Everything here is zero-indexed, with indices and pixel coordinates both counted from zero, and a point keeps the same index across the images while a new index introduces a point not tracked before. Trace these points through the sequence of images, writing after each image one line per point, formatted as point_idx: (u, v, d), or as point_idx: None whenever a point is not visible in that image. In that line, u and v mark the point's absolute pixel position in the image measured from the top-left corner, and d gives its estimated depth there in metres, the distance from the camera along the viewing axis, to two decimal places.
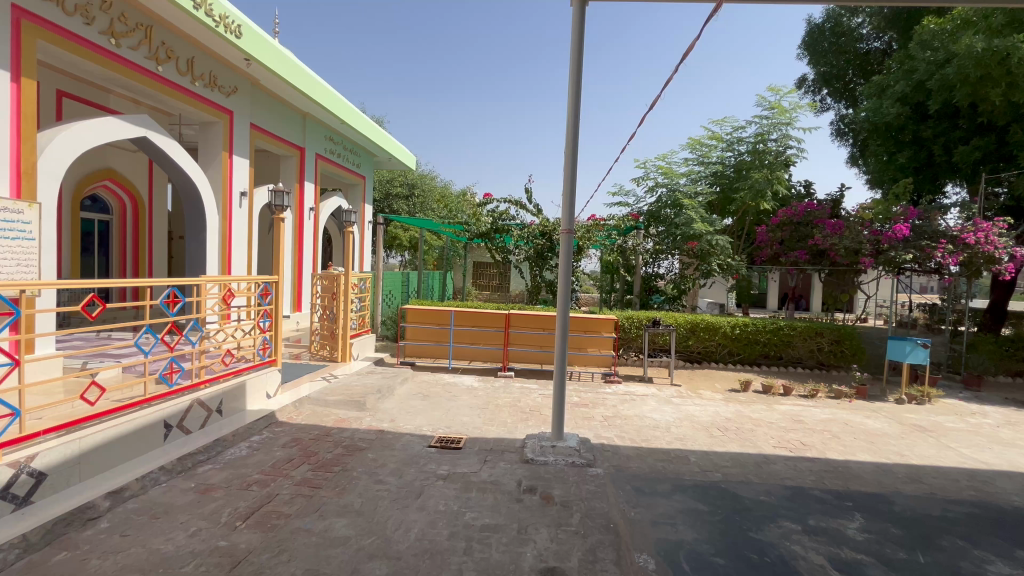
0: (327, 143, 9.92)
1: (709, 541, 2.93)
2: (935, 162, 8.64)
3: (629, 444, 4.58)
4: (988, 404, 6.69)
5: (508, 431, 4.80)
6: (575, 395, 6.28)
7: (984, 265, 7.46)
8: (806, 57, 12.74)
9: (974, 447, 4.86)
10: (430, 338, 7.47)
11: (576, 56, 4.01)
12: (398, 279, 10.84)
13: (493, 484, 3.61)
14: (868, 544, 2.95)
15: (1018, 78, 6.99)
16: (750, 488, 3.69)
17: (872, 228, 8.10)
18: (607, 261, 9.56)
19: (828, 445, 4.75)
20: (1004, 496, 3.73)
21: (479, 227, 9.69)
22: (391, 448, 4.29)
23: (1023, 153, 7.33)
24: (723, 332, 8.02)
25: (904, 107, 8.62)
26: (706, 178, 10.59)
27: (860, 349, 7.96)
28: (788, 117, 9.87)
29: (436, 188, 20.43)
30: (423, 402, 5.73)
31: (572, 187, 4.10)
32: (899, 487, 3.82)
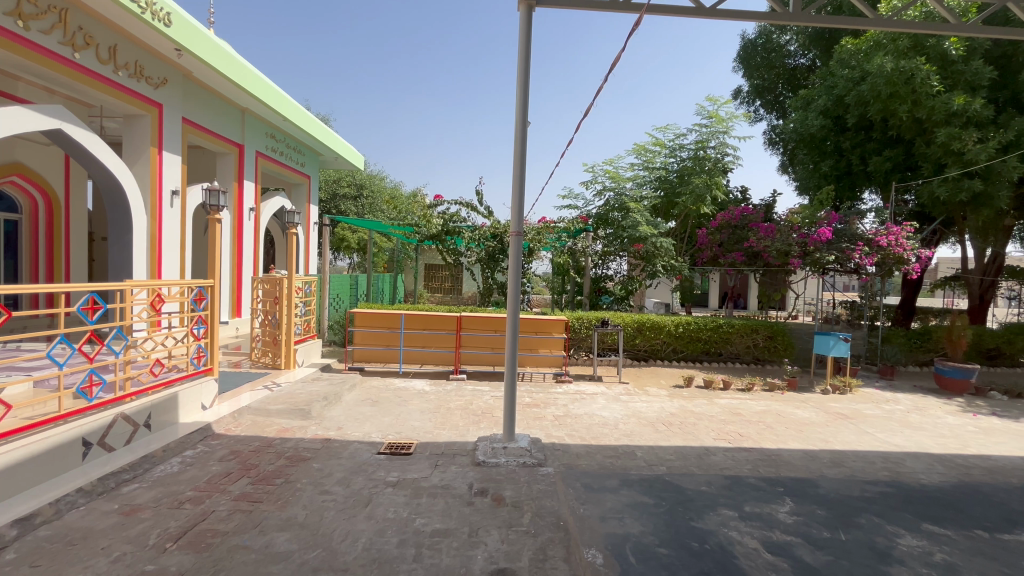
0: (268, 140, 9.47)
1: (654, 533, 3.04)
2: (854, 170, 9.42)
3: (579, 442, 4.67)
4: (899, 392, 7.35)
5: (460, 435, 4.77)
6: (527, 396, 6.34)
7: (895, 265, 8.23)
8: (741, 70, 13.50)
9: (888, 432, 5.33)
10: (379, 343, 7.30)
11: (523, 61, 4.06)
12: (347, 281, 10.53)
13: (443, 488, 3.58)
14: (797, 526, 3.17)
15: (921, 96, 7.68)
16: (692, 479, 3.86)
17: (800, 231, 8.70)
18: (558, 263, 9.67)
19: (762, 435, 5.05)
20: (913, 475, 4.12)
21: (429, 229, 9.58)
22: (337, 456, 4.16)
23: (926, 164, 8.07)
24: (667, 330, 8.35)
25: (826, 120, 9.40)
26: (650, 182, 10.92)
27: (791, 344, 8.53)
28: (725, 126, 10.45)
29: (386, 189, 20.02)
30: (372, 408, 5.58)
31: (522, 189, 4.13)
32: (824, 471, 4.13)
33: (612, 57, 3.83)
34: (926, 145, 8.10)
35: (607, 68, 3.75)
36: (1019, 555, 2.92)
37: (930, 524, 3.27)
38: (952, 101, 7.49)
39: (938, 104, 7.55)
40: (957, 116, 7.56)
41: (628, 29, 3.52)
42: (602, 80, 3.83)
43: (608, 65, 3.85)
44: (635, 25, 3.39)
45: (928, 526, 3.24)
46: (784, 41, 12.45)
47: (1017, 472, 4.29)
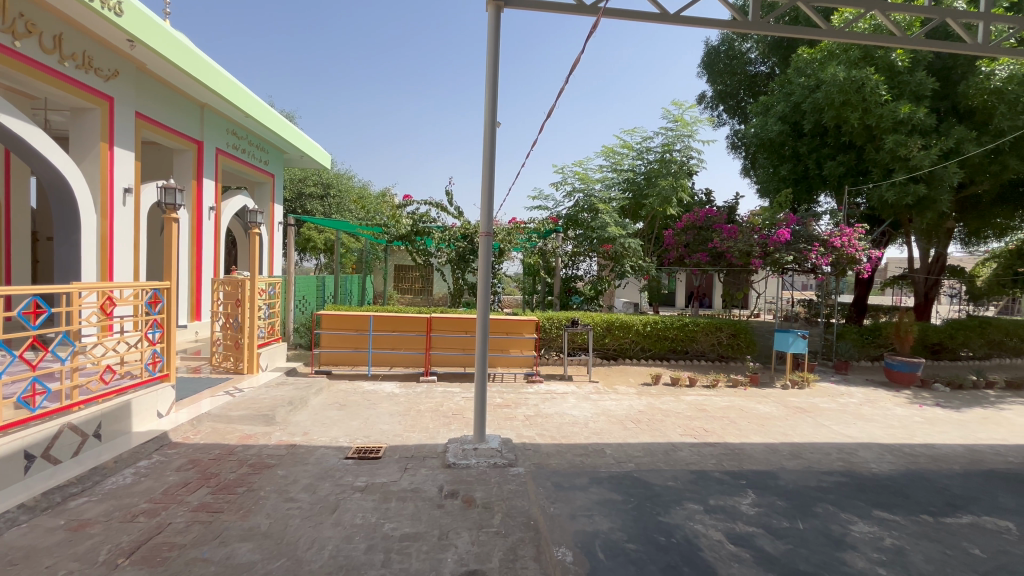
0: (229, 137, 9.14)
1: (622, 528, 3.09)
2: (810, 174, 9.83)
3: (550, 441, 4.70)
4: (853, 386, 7.72)
5: (430, 437, 4.72)
6: (498, 397, 6.33)
7: (848, 265, 8.63)
8: (704, 75, 13.89)
9: (843, 423, 5.59)
10: (347, 345, 7.15)
11: (492, 61, 4.06)
12: (313, 282, 10.27)
13: (413, 492, 3.53)
14: (758, 517, 3.28)
15: (870, 105, 8.08)
16: (659, 475, 3.95)
17: (761, 233, 9.02)
18: (529, 264, 9.72)
19: (726, 430, 5.20)
20: (865, 465, 4.33)
21: (398, 229, 9.47)
22: (303, 462, 4.05)
23: (876, 169, 8.49)
24: (636, 329, 8.49)
25: (784, 126, 9.80)
26: (619, 184, 11.09)
27: (753, 341, 8.82)
28: (690, 130, 10.73)
29: (353, 188, 19.64)
30: (340, 412, 5.46)
31: (491, 190, 4.13)
32: (784, 463, 4.29)
33: (573, 60, 3.87)
34: (875, 151, 8.52)
35: (568, 70, 3.79)
36: (960, 537, 3.11)
37: (880, 511, 3.44)
38: (898, 110, 7.93)
39: (886, 112, 7.97)
40: (903, 124, 8.00)
41: (588, 34, 3.57)
42: (564, 82, 3.87)
43: (569, 67, 3.89)
44: (597, 29, 3.45)
45: (879, 513, 3.41)
46: (745, 49, 12.89)
47: (958, 459, 4.57)
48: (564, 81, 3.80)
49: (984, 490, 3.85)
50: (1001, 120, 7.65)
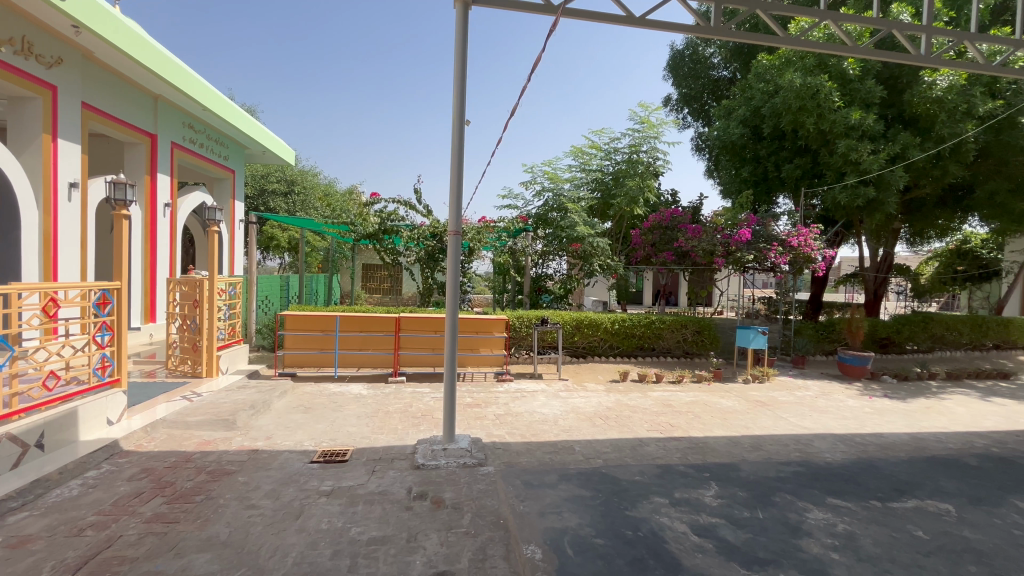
0: (186, 130, 8.76)
1: (591, 524, 3.12)
2: (769, 177, 10.21)
3: (520, 439, 4.71)
4: (809, 379, 8.07)
5: (399, 439, 4.65)
6: (468, 396, 6.30)
7: (805, 264, 8.99)
8: (670, 79, 14.22)
9: (799, 416, 5.83)
10: (313, 346, 6.99)
11: (461, 60, 4.03)
12: (277, 282, 9.96)
13: (381, 495, 3.48)
14: (721, 508, 3.38)
15: (824, 110, 8.45)
16: (627, 470, 4.02)
17: (723, 233, 9.32)
18: (499, 263, 9.73)
19: (691, 424, 5.35)
20: (820, 455, 4.53)
21: (365, 228, 9.29)
22: (266, 468, 3.92)
23: (830, 172, 8.88)
24: (604, 327, 8.61)
25: (745, 129, 10.14)
26: (588, 184, 11.21)
27: (716, 338, 9.08)
28: (656, 131, 10.95)
29: (319, 185, 19.18)
30: (304, 416, 5.31)
31: (460, 188, 4.09)
32: (745, 455, 4.44)
33: (535, 57, 3.89)
34: (829, 155, 8.91)
35: (531, 69, 3.81)
36: (905, 520, 3.29)
37: (833, 498, 3.61)
38: (849, 116, 8.31)
39: (839, 118, 8.35)
40: (854, 130, 8.38)
41: (548, 33, 3.60)
42: (527, 81, 3.88)
43: (531, 66, 3.91)
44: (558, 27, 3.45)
45: (832, 500, 3.57)
46: (708, 54, 13.27)
47: (904, 447, 4.84)
48: (527, 78, 3.81)
49: (927, 475, 4.09)
50: (942, 127, 8.11)
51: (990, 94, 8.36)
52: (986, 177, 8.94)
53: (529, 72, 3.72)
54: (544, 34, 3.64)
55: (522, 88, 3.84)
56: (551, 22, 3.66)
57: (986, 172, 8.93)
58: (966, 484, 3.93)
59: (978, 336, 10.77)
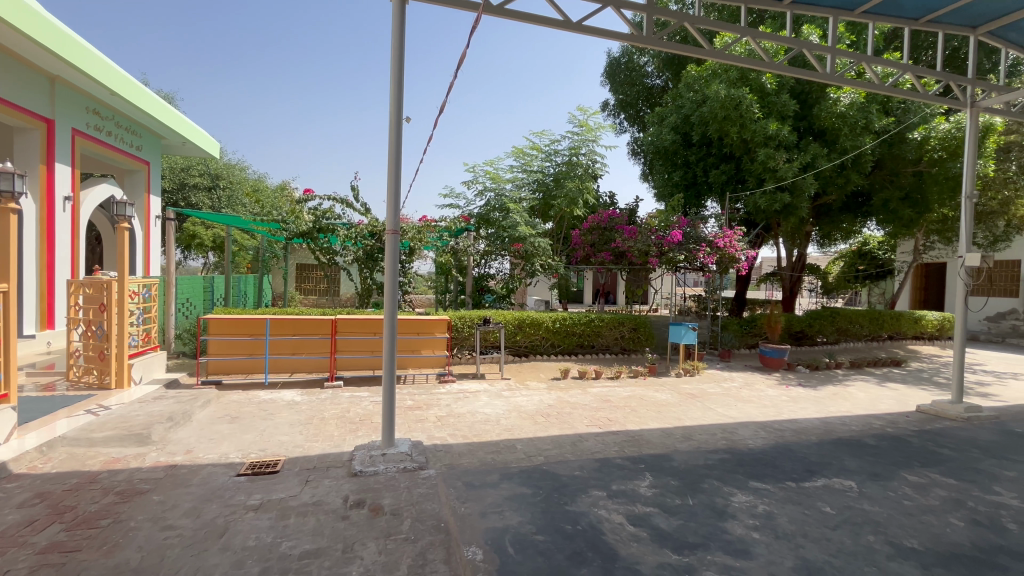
0: (90, 117, 7.92)
1: (531, 522, 3.15)
2: (698, 182, 10.81)
3: (461, 440, 4.68)
4: (735, 372, 8.63)
5: (335, 446, 4.47)
6: (408, 399, 6.17)
7: (730, 263, 9.47)
8: (607, 85, 14.73)
9: (726, 406, 6.22)
10: (240, 351, 6.57)
11: (397, 55, 3.93)
12: (200, 283, 9.24)
13: (315, 505, 3.32)
14: (655, 498, 3.53)
15: (746, 121, 9.10)
16: (567, 465, 4.10)
17: (657, 233, 9.74)
18: (440, 263, 9.58)
19: (628, 418, 5.55)
20: (743, 442, 4.85)
21: (298, 226, 8.86)
22: (186, 485, 3.62)
23: (752, 178, 9.54)
24: (546, 326, 8.75)
25: (676, 136, 10.66)
26: (529, 185, 11.34)
27: (651, 334, 9.48)
28: (594, 135, 11.27)
29: (248, 180, 18.03)
30: (231, 426, 4.96)
31: (397, 187, 4.00)
32: (677, 445, 4.68)
33: (464, 54, 3.87)
34: (750, 162, 9.59)
35: (463, 64, 3.76)
36: (816, 498, 3.60)
37: (755, 482, 3.87)
38: (768, 127, 8.99)
39: (758, 128, 9.02)
40: (771, 139, 9.07)
41: (477, 28, 3.58)
42: (458, 76, 3.83)
43: (462, 61, 3.86)
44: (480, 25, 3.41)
45: (754, 483, 3.84)
46: (642, 63, 13.84)
47: (815, 430, 5.30)
48: (452, 73, 3.77)
49: (834, 456, 4.50)
50: (845, 139, 8.95)
51: (883, 111, 9.36)
52: (881, 186, 9.98)
53: (459, 66, 3.68)
54: (467, 30, 3.63)
55: (449, 82, 3.79)
56: (477, 19, 3.64)
57: (881, 181, 9.97)
58: (866, 462, 4.36)
59: (876, 329, 11.99)
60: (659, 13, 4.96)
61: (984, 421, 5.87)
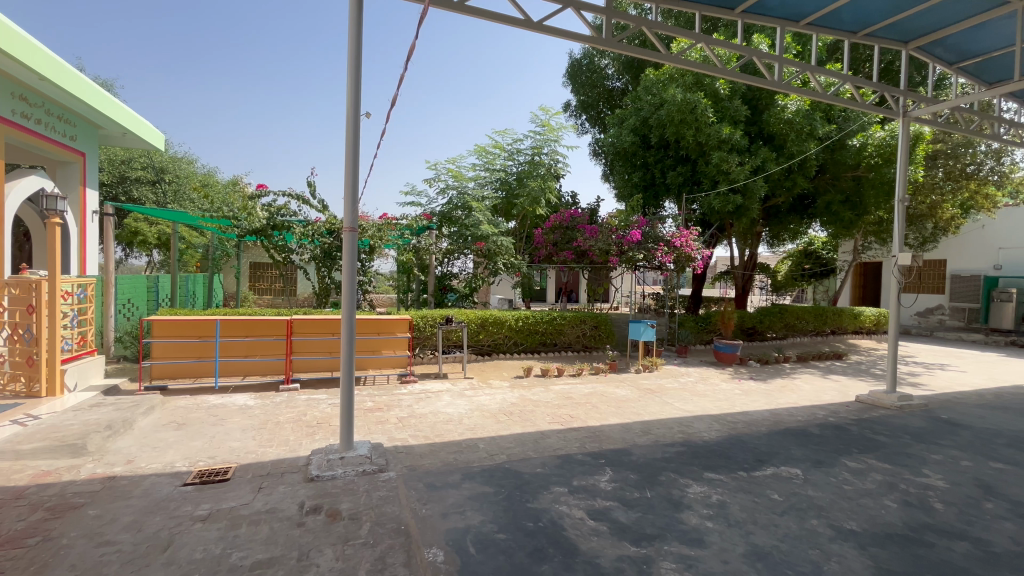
0: (17, 103, 7.30)
1: (493, 520, 3.15)
2: (656, 183, 11.09)
3: (423, 441, 4.62)
4: (691, 367, 8.92)
5: (290, 451, 4.31)
6: (368, 400, 6.04)
7: (687, 262, 9.76)
8: (569, 86, 14.89)
9: (683, 401, 6.43)
10: (187, 354, 6.22)
11: (354, 49, 3.82)
12: (142, 283, 8.70)
13: (268, 513, 3.20)
14: (615, 492, 3.61)
15: (701, 124, 9.43)
16: (529, 463, 4.12)
17: (618, 233, 9.96)
18: (402, 261, 9.42)
19: (589, 415, 5.63)
20: (698, 434, 5.02)
21: (251, 223, 8.51)
22: (126, 497, 3.41)
23: (707, 180, 9.89)
24: (509, 325, 8.76)
25: (635, 137, 10.90)
26: (491, 183, 11.32)
27: (612, 332, 9.67)
28: (556, 135, 11.37)
29: (196, 174, 17.09)
30: (177, 433, 4.71)
31: (355, 183, 3.89)
32: (636, 440, 4.79)
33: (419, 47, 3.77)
34: (705, 164, 9.93)
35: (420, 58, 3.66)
36: (765, 486, 3.77)
37: (709, 472, 4.02)
38: (721, 131, 9.35)
39: (713, 132, 9.36)
40: (725, 143, 9.44)
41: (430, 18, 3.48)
42: (415, 70, 3.74)
43: (419, 55, 3.77)
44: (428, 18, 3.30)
45: (708, 474, 3.98)
46: (603, 65, 14.05)
47: (765, 422, 5.55)
48: (403, 66, 3.68)
49: (782, 445, 4.73)
50: (793, 144, 9.40)
51: (827, 119, 9.89)
52: (824, 190, 10.55)
53: (411, 59, 3.58)
54: (415, 22, 3.52)
55: (400, 75, 3.69)
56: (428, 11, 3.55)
57: (825, 185, 10.53)
58: (810, 450, 4.61)
59: (820, 324, 12.69)
60: (618, 16, 5.05)
61: (915, 409, 6.32)
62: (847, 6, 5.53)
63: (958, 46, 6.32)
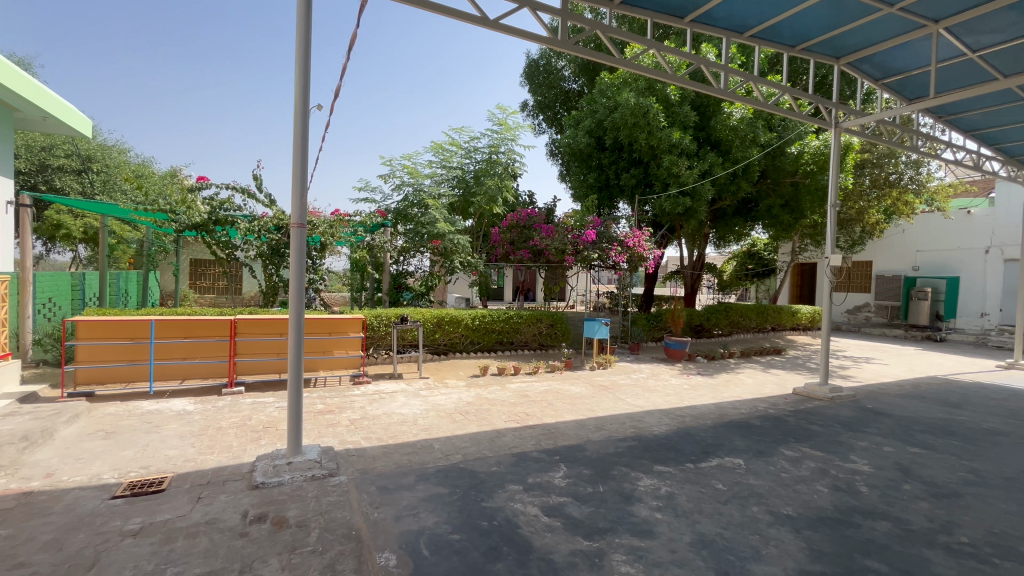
0: None
1: (447, 521, 3.12)
2: (610, 184, 11.34)
3: (376, 443, 4.52)
4: (643, 364, 9.19)
5: (233, 457, 4.10)
6: (319, 402, 5.83)
7: (638, 261, 10.05)
8: (527, 86, 14.98)
9: (635, 396, 6.61)
10: (118, 357, 5.79)
11: (303, 37, 3.67)
12: (66, 280, 8.00)
13: (208, 524, 3.02)
14: (569, 488, 3.66)
15: (652, 128, 9.75)
16: (484, 462, 4.12)
17: (573, 232, 10.13)
18: (355, 259, 9.16)
19: (544, 412, 5.69)
20: (649, 429, 5.18)
21: (191, 218, 8.01)
22: (45, 513, 3.13)
23: (659, 183, 10.20)
24: (465, 324, 8.71)
25: (590, 139, 11.11)
26: (448, 180, 11.21)
27: (567, 330, 9.81)
28: (513, 134, 11.40)
29: (129, 163, 15.89)
30: (105, 443, 4.36)
31: (303, 179, 3.75)
32: (589, 436, 4.89)
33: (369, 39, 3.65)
34: (656, 167, 10.25)
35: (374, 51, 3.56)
36: (710, 476, 3.95)
37: (658, 465, 4.16)
38: (671, 136, 9.69)
39: (663, 136, 9.68)
40: (675, 147, 9.79)
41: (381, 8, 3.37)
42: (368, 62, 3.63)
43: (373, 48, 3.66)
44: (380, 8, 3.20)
45: (658, 467, 4.12)
46: (559, 66, 14.23)
47: (711, 415, 5.80)
48: (346, 55, 3.53)
49: (727, 437, 4.97)
50: (737, 150, 9.85)
51: (768, 127, 10.44)
52: (766, 194, 11.14)
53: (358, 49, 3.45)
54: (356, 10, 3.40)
55: (343, 65, 3.54)
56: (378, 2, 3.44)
57: (767, 190, 11.12)
58: (752, 441, 4.86)
59: (762, 321, 13.40)
60: (573, 18, 5.12)
61: (844, 400, 6.80)
62: (785, 21, 5.87)
63: (883, 64, 6.83)
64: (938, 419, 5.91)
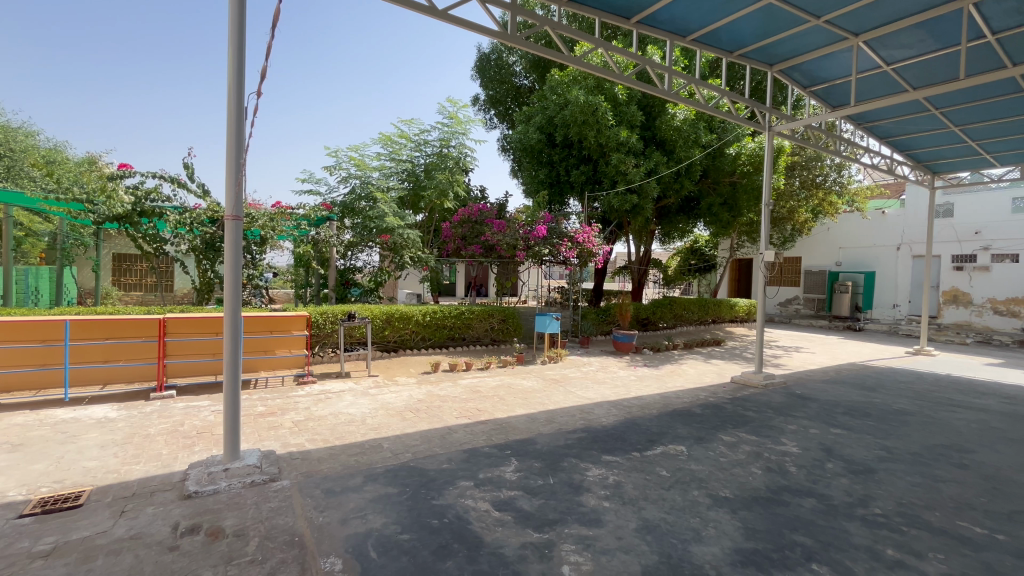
0: None
1: (396, 521, 3.06)
2: (560, 180, 11.49)
3: (321, 445, 4.36)
4: (592, 357, 9.40)
5: (163, 466, 3.82)
6: (260, 404, 5.55)
7: (588, 256, 10.24)
8: (478, 79, 14.88)
9: (584, 389, 6.77)
10: (26, 362, 5.25)
11: (236, 16, 3.44)
12: None
13: (133, 539, 2.81)
14: (520, 481, 3.69)
15: (600, 125, 9.96)
16: (435, 459, 4.08)
17: (524, 227, 10.17)
18: (299, 254, 8.76)
19: (496, 407, 5.70)
20: (597, 420, 5.31)
21: (111, 209, 7.38)
22: None
23: (608, 180, 10.44)
24: (415, 320, 8.56)
25: (540, 135, 11.21)
26: (398, 173, 10.96)
27: (519, 325, 9.86)
28: (464, 128, 11.29)
29: (39, 149, 14.43)
30: (11, 457, 3.94)
31: (239, 167, 3.53)
32: (540, 429, 4.95)
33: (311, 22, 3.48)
34: (605, 164, 10.49)
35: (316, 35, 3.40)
36: (655, 464, 4.11)
37: (607, 455, 4.27)
38: (619, 134, 9.94)
39: (612, 134, 9.93)
40: (622, 145, 10.04)
41: None
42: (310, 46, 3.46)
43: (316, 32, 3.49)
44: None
45: (606, 457, 4.23)
46: (510, 62, 14.26)
47: (656, 405, 6.03)
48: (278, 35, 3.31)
49: (670, 425, 5.18)
50: (680, 150, 10.25)
51: (709, 129, 10.92)
52: (707, 192, 11.63)
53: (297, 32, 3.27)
54: None
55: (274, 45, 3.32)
56: None
57: (708, 189, 11.63)
58: (693, 428, 5.10)
59: (703, 314, 14.07)
60: (523, 13, 5.09)
61: (776, 386, 7.28)
62: (724, 27, 6.13)
63: (811, 72, 7.31)
64: (857, 402, 6.45)
